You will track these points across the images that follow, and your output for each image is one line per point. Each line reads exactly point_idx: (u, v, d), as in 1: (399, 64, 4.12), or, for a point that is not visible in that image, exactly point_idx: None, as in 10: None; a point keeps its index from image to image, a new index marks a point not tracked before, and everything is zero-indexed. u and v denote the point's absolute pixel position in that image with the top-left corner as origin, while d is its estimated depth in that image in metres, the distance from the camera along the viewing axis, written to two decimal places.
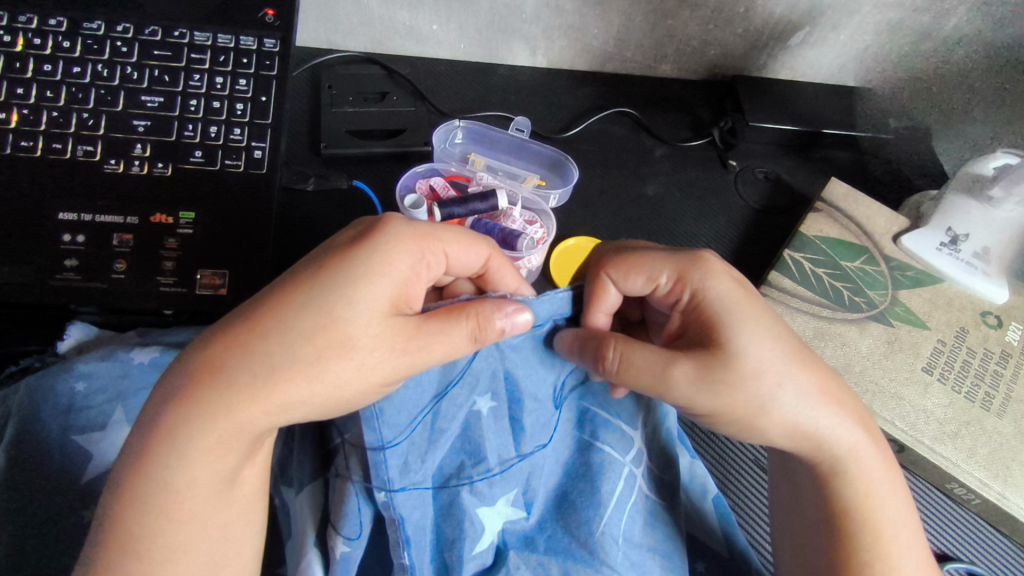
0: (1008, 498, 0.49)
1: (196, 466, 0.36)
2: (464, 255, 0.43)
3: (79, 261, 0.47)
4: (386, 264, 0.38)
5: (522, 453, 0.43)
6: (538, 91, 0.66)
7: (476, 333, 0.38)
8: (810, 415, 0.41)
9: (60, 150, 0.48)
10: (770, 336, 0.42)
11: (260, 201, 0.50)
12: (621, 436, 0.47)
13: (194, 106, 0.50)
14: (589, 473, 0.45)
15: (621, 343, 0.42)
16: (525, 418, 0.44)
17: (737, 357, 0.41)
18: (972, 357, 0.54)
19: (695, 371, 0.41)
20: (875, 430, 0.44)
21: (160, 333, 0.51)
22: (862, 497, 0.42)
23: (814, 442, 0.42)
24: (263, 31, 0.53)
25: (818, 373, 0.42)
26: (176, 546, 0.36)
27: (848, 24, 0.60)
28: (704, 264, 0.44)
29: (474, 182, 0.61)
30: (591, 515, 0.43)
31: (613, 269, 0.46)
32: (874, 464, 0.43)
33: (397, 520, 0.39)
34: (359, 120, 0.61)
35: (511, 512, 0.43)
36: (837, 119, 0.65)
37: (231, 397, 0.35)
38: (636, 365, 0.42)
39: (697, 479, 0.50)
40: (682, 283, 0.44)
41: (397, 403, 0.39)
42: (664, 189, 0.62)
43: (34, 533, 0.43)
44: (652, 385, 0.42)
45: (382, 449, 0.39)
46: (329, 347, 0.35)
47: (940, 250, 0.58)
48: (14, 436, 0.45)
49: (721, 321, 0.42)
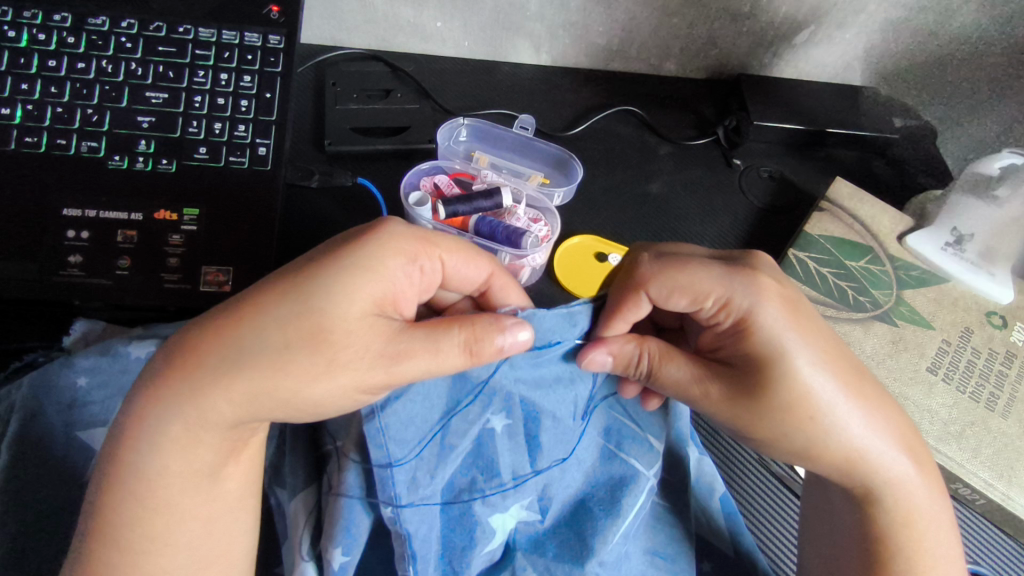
0: (1013, 499, 0.49)
1: (168, 456, 0.37)
2: (464, 268, 0.43)
3: (83, 257, 0.47)
4: (372, 258, 0.37)
5: (538, 468, 0.43)
6: (542, 89, 0.65)
7: (468, 343, 0.37)
8: (858, 446, 0.42)
9: (64, 145, 0.48)
10: (823, 367, 0.41)
11: (266, 198, 0.50)
12: (640, 440, 0.46)
13: (199, 102, 0.50)
14: (611, 482, 0.45)
15: (655, 354, 0.44)
16: (543, 436, 0.43)
17: (784, 386, 0.40)
18: (978, 357, 0.54)
19: (729, 393, 0.42)
20: (922, 457, 0.44)
21: (155, 325, 0.51)
22: (899, 525, 0.43)
23: (857, 472, 0.42)
24: (268, 27, 0.53)
25: (870, 402, 0.42)
26: (153, 537, 0.37)
27: (854, 22, 0.61)
28: (753, 288, 0.42)
29: (479, 179, 0.60)
30: (607, 526, 0.43)
31: (653, 286, 0.44)
32: (916, 491, 0.43)
33: (404, 536, 0.39)
34: (363, 117, 0.60)
35: (526, 515, 0.43)
36: (844, 119, 0.64)
37: (197, 379, 0.35)
38: (669, 379, 0.43)
39: (706, 478, 0.50)
40: (727, 308, 0.42)
41: (404, 419, 0.39)
42: (669, 187, 0.62)
43: (36, 530, 0.43)
44: (684, 396, 0.44)
45: (390, 467, 0.38)
46: (300, 338, 0.35)
47: (945, 249, 0.58)
48: (15, 434, 0.45)
49: (767, 351, 0.41)
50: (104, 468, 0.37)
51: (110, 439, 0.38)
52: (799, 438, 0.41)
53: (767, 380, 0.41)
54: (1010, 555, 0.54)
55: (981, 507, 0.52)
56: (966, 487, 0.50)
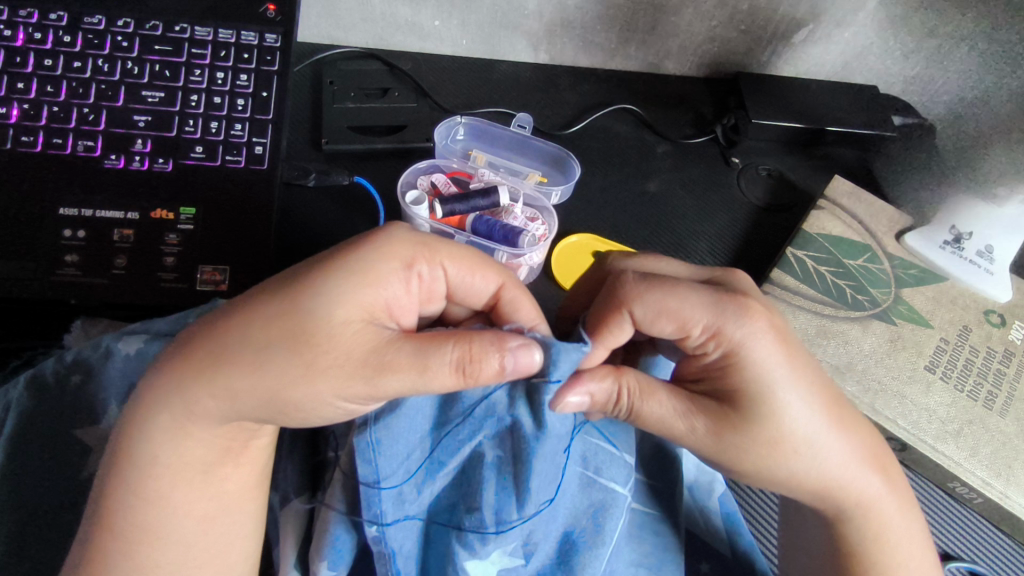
0: (1010, 498, 0.49)
1: (158, 445, 0.37)
2: (468, 276, 0.43)
3: (79, 256, 0.47)
4: (366, 265, 0.38)
5: (525, 516, 0.40)
6: (539, 87, 0.65)
7: (462, 363, 0.35)
8: (837, 477, 0.41)
9: (60, 145, 0.48)
10: (809, 404, 0.40)
11: (261, 199, 0.50)
12: (617, 463, 0.46)
13: (194, 102, 0.50)
14: (593, 514, 0.43)
15: (636, 391, 0.42)
16: (532, 481, 0.39)
17: (767, 421, 0.40)
18: (975, 356, 0.54)
19: (713, 428, 0.40)
20: (891, 471, 0.43)
21: (149, 320, 0.49)
22: (871, 544, 0.42)
23: (833, 498, 0.42)
24: (264, 26, 0.52)
25: (851, 432, 0.41)
26: (145, 530, 0.37)
27: (854, 20, 0.61)
28: (745, 319, 0.40)
29: (476, 178, 0.60)
30: (594, 559, 0.42)
31: (639, 306, 0.42)
32: (891, 511, 0.43)
33: (388, 554, 0.40)
34: (360, 116, 0.60)
35: (506, 561, 0.41)
36: (843, 118, 0.64)
37: (182, 371, 0.36)
38: (651, 416, 0.42)
39: (701, 482, 0.51)
40: (717, 338, 0.41)
41: (395, 435, 0.39)
42: (667, 185, 0.62)
43: (28, 530, 0.43)
44: (666, 432, 0.42)
45: (376, 486, 0.39)
46: (280, 338, 0.35)
47: (943, 248, 0.57)
48: (13, 432, 0.45)
49: (753, 386, 0.40)
50: (109, 460, 0.38)
51: (116, 431, 0.38)
52: (778, 470, 0.41)
53: (751, 416, 0.40)
54: (1009, 554, 0.54)
55: (979, 505, 0.51)
56: (964, 485, 0.50)
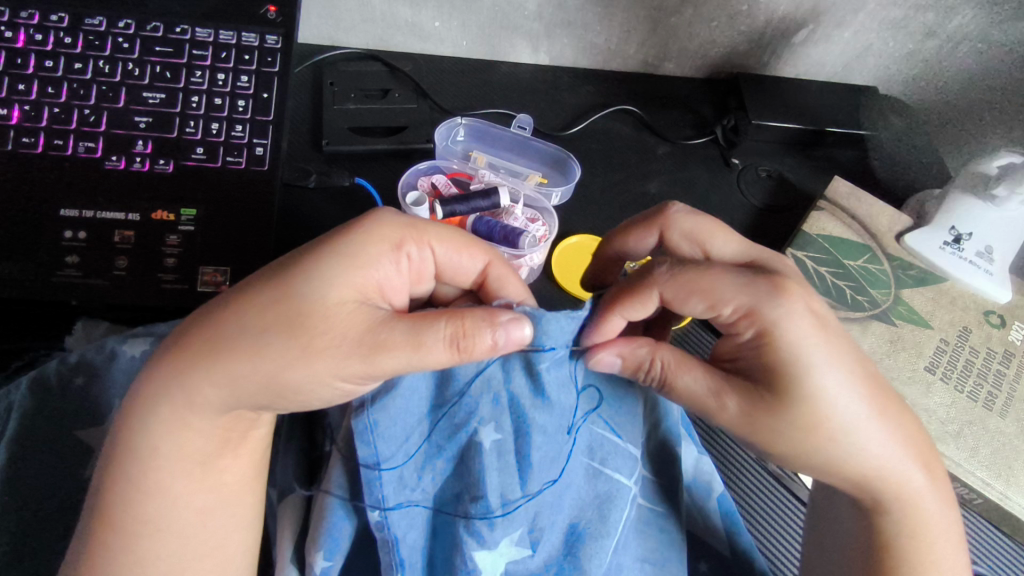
0: (1010, 498, 0.49)
1: (158, 436, 0.37)
2: (456, 256, 0.43)
3: (80, 257, 0.47)
4: (356, 247, 0.38)
5: (529, 493, 0.40)
6: (539, 89, 0.65)
7: (456, 338, 0.35)
8: (878, 466, 0.41)
9: (61, 146, 0.48)
10: (850, 389, 0.40)
11: (261, 199, 0.50)
12: (621, 453, 0.46)
13: (196, 103, 0.50)
14: (597, 502, 0.44)
15: (669, 364, 0.43)
16: (532, 455, 0.41)
17: (804, 407, 0.39)
18: (975, 356, 0.54)
19: (747, 408, 0.41)
20: (933, 463, 0.43)
21: (152, 324, 0.50)
22: (907, 537, 0.42)
23: (870, 488, 0.42)
24: (265, 27, 0.52)
25: (892, 421, 0.41)
26: (143, 520, 0.37)
27: (854, 21, 0.61)
28: (781, 299, 0.40)
29: (476, 178, 0.60)
30: (599, 546, 0.42)
31: (671, 284, 0.43)
32: (931, 503, 0.42)
33: (391, 541, 0.39)
34: (361, 117, 0.60)
35: (515, 552, 0.41)
36: (842, 120, 0.64)
37: (179, 362, 0.36)
38: (683, 389, 0.43)
39: (702, 480, 0.50)
40: (751, 318, 0.40)
41: (393, 416, 0.40)
42: (667, 186, 0.62)
43: (29, 532, 0.43)
44: (699, 407, 0.43)
45: (377, 467, 0.39)
46: (275, 322, 0.35)
47: (944, 249, 0.57)
48: (13, 435, 0.45)
49: (791, 370, 0.39)
50: (107, 457, 0.38)
51: (115, 426, 0.38)
52: (815, 454, 0.41)
53: (788, 400, 0.39)
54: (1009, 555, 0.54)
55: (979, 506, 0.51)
56: (964, 486, 0.50)
